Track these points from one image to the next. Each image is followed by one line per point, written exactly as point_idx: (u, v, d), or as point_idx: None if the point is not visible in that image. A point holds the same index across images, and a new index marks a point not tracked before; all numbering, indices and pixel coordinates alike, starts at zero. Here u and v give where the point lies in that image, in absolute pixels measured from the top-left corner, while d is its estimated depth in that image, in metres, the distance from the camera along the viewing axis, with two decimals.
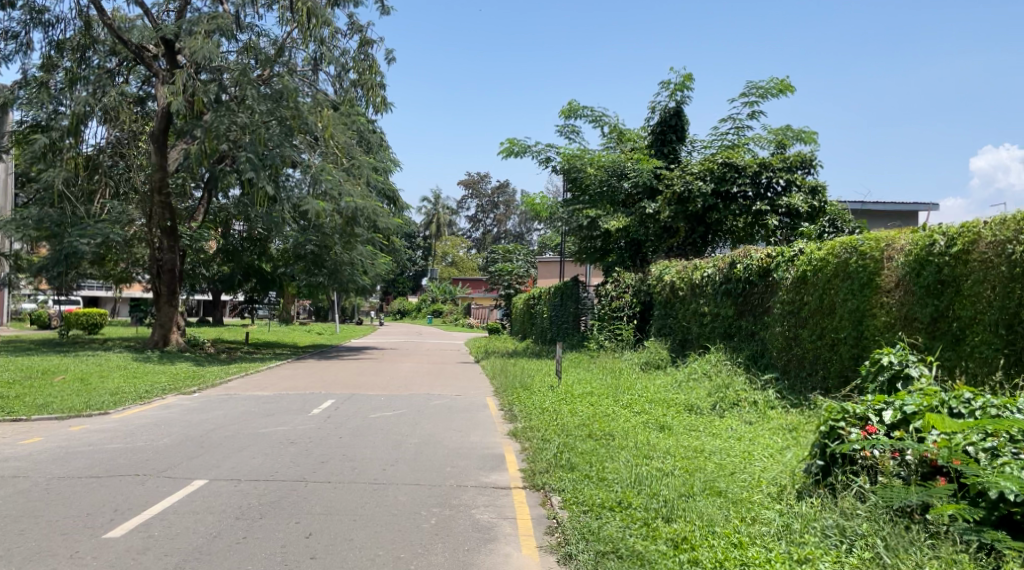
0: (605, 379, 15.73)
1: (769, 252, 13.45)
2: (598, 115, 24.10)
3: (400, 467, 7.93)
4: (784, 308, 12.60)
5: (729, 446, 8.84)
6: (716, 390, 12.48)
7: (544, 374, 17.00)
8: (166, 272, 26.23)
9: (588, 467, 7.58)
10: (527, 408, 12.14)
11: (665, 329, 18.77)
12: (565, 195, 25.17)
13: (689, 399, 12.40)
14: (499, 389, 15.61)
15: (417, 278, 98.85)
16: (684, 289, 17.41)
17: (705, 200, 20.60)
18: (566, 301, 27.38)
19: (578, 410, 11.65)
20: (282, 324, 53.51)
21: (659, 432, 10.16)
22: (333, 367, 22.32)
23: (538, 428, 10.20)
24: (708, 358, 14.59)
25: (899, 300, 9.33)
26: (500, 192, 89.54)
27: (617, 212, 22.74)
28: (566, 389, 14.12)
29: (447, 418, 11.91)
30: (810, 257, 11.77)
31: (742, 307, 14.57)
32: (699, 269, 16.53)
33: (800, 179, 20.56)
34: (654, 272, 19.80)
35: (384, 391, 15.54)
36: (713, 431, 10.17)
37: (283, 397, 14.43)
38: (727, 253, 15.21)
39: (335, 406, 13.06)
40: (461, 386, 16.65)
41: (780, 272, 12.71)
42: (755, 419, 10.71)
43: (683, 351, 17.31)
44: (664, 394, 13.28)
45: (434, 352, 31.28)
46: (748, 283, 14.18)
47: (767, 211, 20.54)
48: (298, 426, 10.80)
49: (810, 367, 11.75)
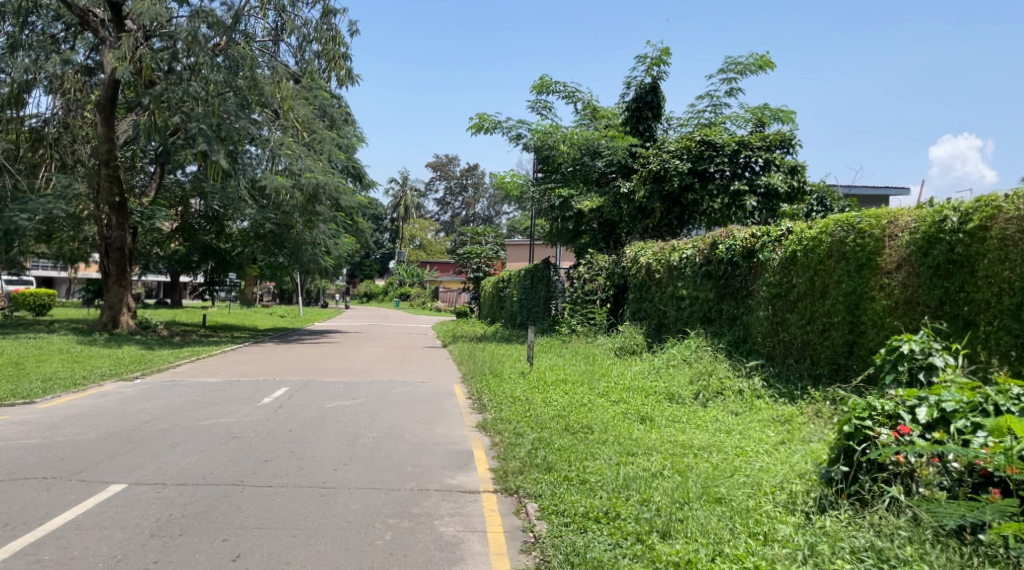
0: (579, 366, 14.90)
1: (754, 231, 12.66)
2: (571, 91, 23.13)
3: (354, 467, 6.99)
4: (770, 292, 11.83)
5: (718, 441, 8.07)
6: (697, 377, 11.69)
7: (514, 360, 16.10)
8: (116, 251, 24.85)
9: (568, 467, 6.72)
10: (496, 397, 11.24)
11: (640, 314, 18.01)
12: (537, 174, 24.23)
13: (669, 387, 11.61)
14: (467, 376, 14.69)
15: (384, 261, 97.33)
16: (661, 272, 16.62)
17: (682, 179, 19.78)
18: (537, 284, 26.52)
19: (552, 400, 10.79)
20: (244, 308, 51.85)
21: (640, 424, 9.33)
22: (292, 352, 21.20)
23: (509, 420, 9.32)
24: (688, 344, 13.80)
25: (901, 282, 8.59)
26: (469, 175, 88.37)
27: (590, 191, 22.08)
28: (539, 376, 13.25)
29: (411, 408, 10.96)
30: (800, 236, 10.99)
31: (723, 290, 13.81)
32: (678, 251, 15.71)
33: (780, 159, 19.78)
34: (630, 253, 19.00)
35: (344, 377, 14.54)
36: (698, 423, 9.42)
37: (233, 383, 13.36)
38: (708, 233, 14.42)
39: (288, 394, 12.03)
40: (426, 373, 15.70)
41: (768, 252, 11.93)
42: (740, 410, 9.99)
43: (660, 336, 16.52)
44: (642, 381, 12.49)
45: (400, 335, 30.23)
46: (731, 265, 13.41)
47: (746, 191, 19.74)
48: (244, 417, 9.78)
49: (798, 354, 11.04)
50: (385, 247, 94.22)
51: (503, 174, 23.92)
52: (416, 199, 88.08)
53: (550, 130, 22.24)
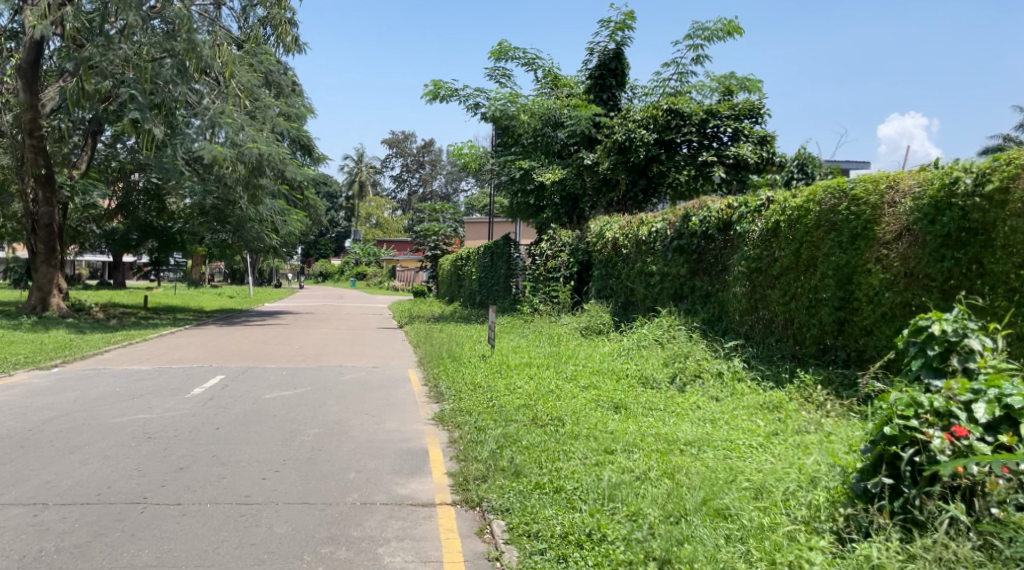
0: (543, 347, 13.95)
1: (730, 201, 11.80)
2: (531, 58, 21.96)
3: (286, 476, 5.92)
4: (749, 267, 10.98)
5: (702, 432, 7.21)
6: (670, 359, 10.82)
7: (473, 342, 15.08)
8: (43, 228, 23.06)
9: (539, 472, 5.76)
10: (455, 384, 10.23)
11: (605, 291, 17.15)
12: (496, 145, 23.10)
13: (642, 370, 10.73)
14: (423, 360, 13.63)
15: (339, 240, 95.15)
16: (628, 247, 15.73)
17: (648, 150, 18.81)
18: (497, 262, 25.49)
19: (517, 387, 9.81)
20: (190, 288, 49.80)
21: (614, 414, 8.41)
22: (235, 335, 19.85)
23: (470, 412, 8.31)
24: (658, 322, 12.96)
25: (902, 252, 7.76)
26: (426, 151, 86.61)
27: (553, 163, 21.09)
28: (501, 359, 12.27)
29: (360, 398, 9.87)
30: (783, 205, 10.15)
31: (696, 265, 12.94)
32: (648, 224, 14.79)
33: (749, 128, 18.97)
34: (595, 228, 18.09)
35: (288, 363, 13.35)
36: (673, 411, 8.56)
37: (163, 372, 12.09)
38: (680, 205, 13.53)
39: (223, 383, 10.83)
40: (379, 357, 14.59)
41: (747, 225, 11.06)
42: (719, 396, 9.17)
43: (628, 315, 15.66)
44: (612, 363, 11.60)
45: (354, 316, 28.95)
46: (705, 238, 12.54)
47: (714, 162, 18.99)
48: (167, 412, 8.60)
49: (779, 333, 10.26)
50: (340, 225, 92.09)
51: (461, 146, 22.70)
52: (372, 176, 85.99)
53: (510, 98, 21.05)
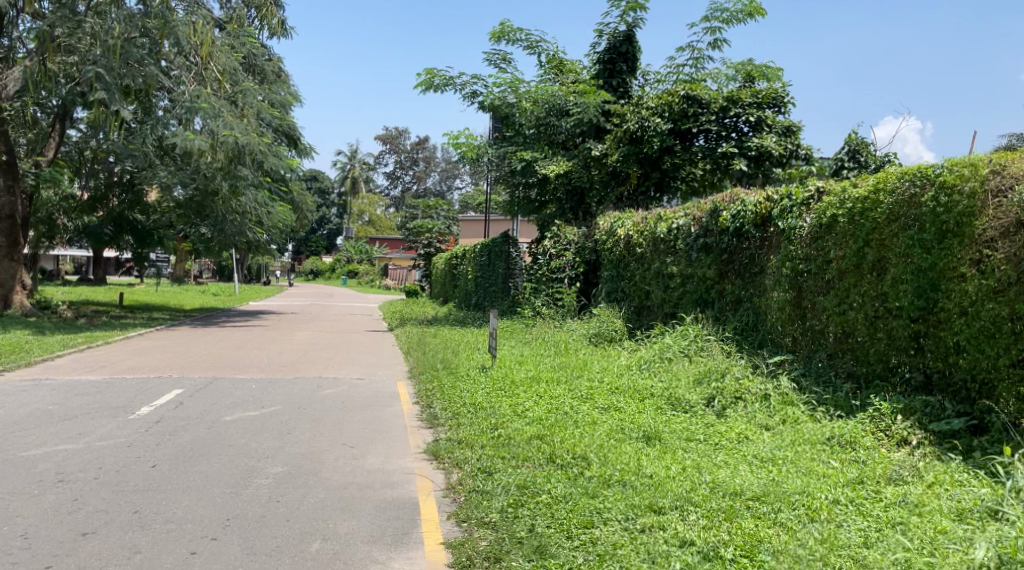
0: (549, 358, 12.40)
1: (769, 193, 10.27)
2: (534, 42, 20.42)
3: (225, 550, 4.40)
4: (794, 269, 9.46)
5: (764, 477, 5.71)
6: (700, 376, 9.25)
7: (471, 351, 13.49)
8: (5, 220, 21.36)
9: (572, 549, 4.31)
10: (451, 405, 8.66)
11: (616, 294, 15.63)
12: (496, 136, 21.52)
13: (669, 389, 9.18)
14: (415, 371, 12.05)
15: (332, 237, 93.28)
16: (643, 246, 14.20)
17: (662, 141, 17.19)
18: (495, 261, 23.89)
19: (525, 410, 8.25)
20: (174, 285, 47.94)
21: (648, 450, 6.86)
22: (210, 338, 18.23)
23: (471, 444, 6.77)
24: (682, 330, 11.40)
25: (1010, 254, 6.34)
26: (421, 149, 84.86)
27: (557, 154, 19.57)
28: (504, 373, 10.69)
29: (338, 421, 8.29)
30: (840, 196, 8.64)
31: (726, 267, 11.40)
32: (667, 220, 13.21)
33: (772, 117, 17.36)
34: (604, 225, 16.55)
35: (261, 374, 11.74)
36: (718, 447, 7.03)
37: (113, 385, 10.45)
38: (706, 199, 11.99)
39: (178, 400, 9.22)
40: (365, 366, 12.97)
41: (793, 220, 9.51)
42: (770, 428, 7.65)
43: (642, 321, 14.16)
44: (632, 379, 10.05)
45: (342, 316, 27.28)
46: (737, 236, 11.00)
47: (735, 154, 17.40)
48: (96, 440, 7.01)
49: (830, 348, 8.76)
50: (332, 221, 90.17)
51: (457, 135, 20.95)
52: (365, 173, 84.13)
53: (511, 86, 19.62)
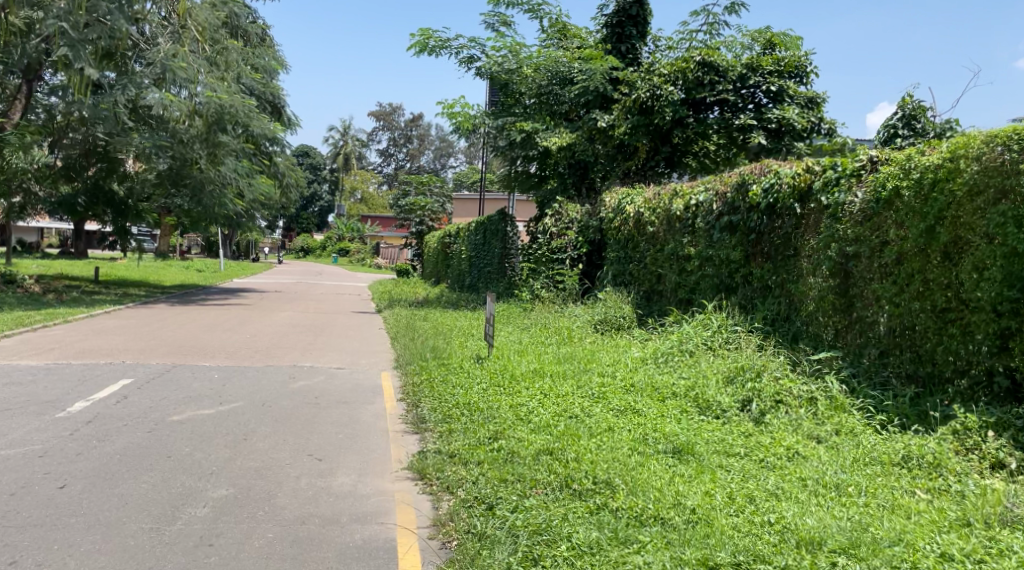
0: (551, 348, 11.13)
1: (810, 163, 8.97)
2: (536, 4, 19.00)
3: None
4: (841, 253, 8.18)
5: (841, 513, 4.48)
6: (730, 373, 7.99)
7: (464, 337, 12.20)
8: None
9: None
10: (441, 405, 7.39)
11: (622, 278, 14.35)
12: (493, 105, 20.12)
13: (694, 389, 7.92)
14: (400, 360, 10.75)
15: (323, 215, 91.47)
16: (655, 225, 12.89)
17: (675, 112, 15.78)
18: (490, 240, 22.56)
19: (529, 414, 6.99)
20: (157, 261, 46.40)
21: (680, 469, 5.63)
22: (182, 317, 16.89)
23: (465, 461, 5.52)
24: (703, 319, 10.10)
25: None
26: (415, 125, 82.87)
27: (559, 126, 18.14)
28: (503, 366, 9.40)
29: (307, 423, 7.01)
30: (903, 166, 7.34)
31: (753, 248, 10.10)
32: (685, 196, 11.88)
33: (794, 88, 15.99)
34: (610, 202, 15.21)
35: (228, 361, 10.44)
36: (765, 467, 5.79)
37: (53, 371, 9.14)
38: (731, 172, 10.69)
39: (123, 393, 7.93)
40: (347, 354, 11.67)
41: (842, 194, 8.22)
42: (823, 440, 6.40)
43: (652, 308, 12.88)
44: (650, 375, 8.77)
45: (328, 296, 25.91)
46: (768, 212, 9.70)
47: (753, 127, 16.06)
48: (3, 447, 5.76)
49: (882, 343, 7.50)
50: (323, 199, 88.43)
51: (452, 105, 19.46)
52: (357, 149, 82.41)
53: (510, 50, 18.29)
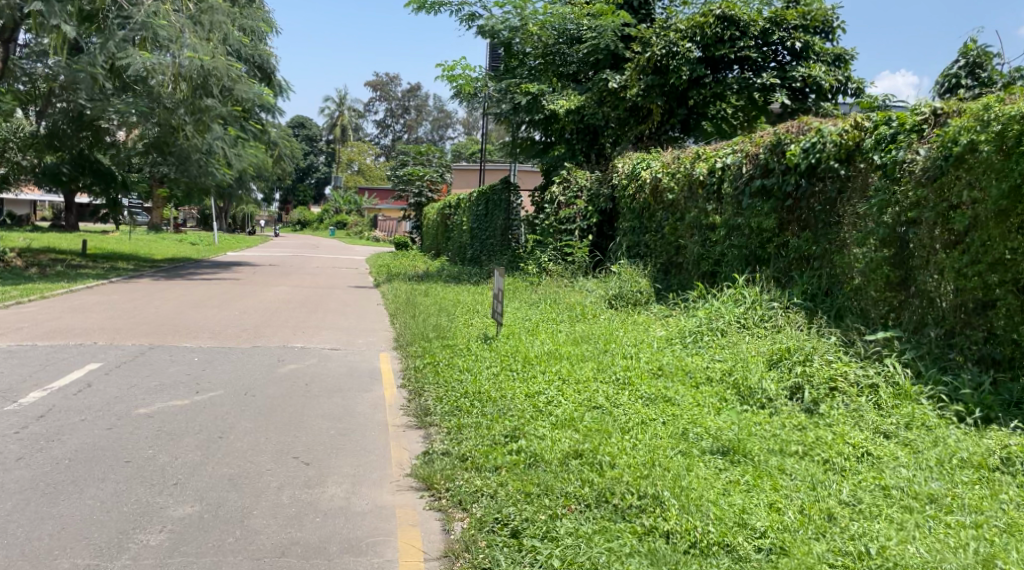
0: (564, 326, 10.23)
1: (859, 120, 7.99)
2: None
3: None
4: (897, 219, 7.24)
5: (951, 539, 3.62)
6: (773, 355, 7.08)
7: (469, 314, 11.30)
8: None
9: None
10: (447, 395, 6.51)
11: (636, 249, 13.41)
12: (497, 67, 19.03)
13: (733, 373, 7.02)
14: (401, 339, 9.84)
15: (320, 187, 90.12)
16: (675, 191, 11.91)
17: (692, 70, 14.83)
18: (493, 211, 21.56)
19: (549, 405, 6.12)
20: (150, 234, 45.38)
21: (734, 475, 4.75)
22: (169, 292, 15.96)
23: (482, 469, 4.65)
24: (732, 294, 9.17)
25: None
26: (412, 95, 81.18)
27: (566, 88, 17.09)
28: (514, 347, 8.51)
29: (294, 415, 6.12)
30: (980, 119, 6.37)
31: (789, 216, 9.16)
32: (710, 159, 10.89)
33: (821, 43, 14.93)
34: (624, 168, 14.21)
35: (212, 341, 9.53)
36: (833, 472, 4.90)
37: (15, 355, 8.22)
38: (764, 132, 9.71)
39: (87, 380, 7.02)
40: (343, 332, 10.76)
41: (899, 152, 7.26)
42: (892, 436, 5.51)
43: (670, 281, 11.96)
44: (679, 357, 7.86)
45: (324, 269, 24.94)
46: (807, 175, 8.75)
47: (776, 86, 15.01)
48: None
49: (947, 322, 6.61)
50: (319, 170, 87.00)
51: (453, 67, 18.31)
52: (354, 120, 80.90)
53: (515, 7, 17.19)
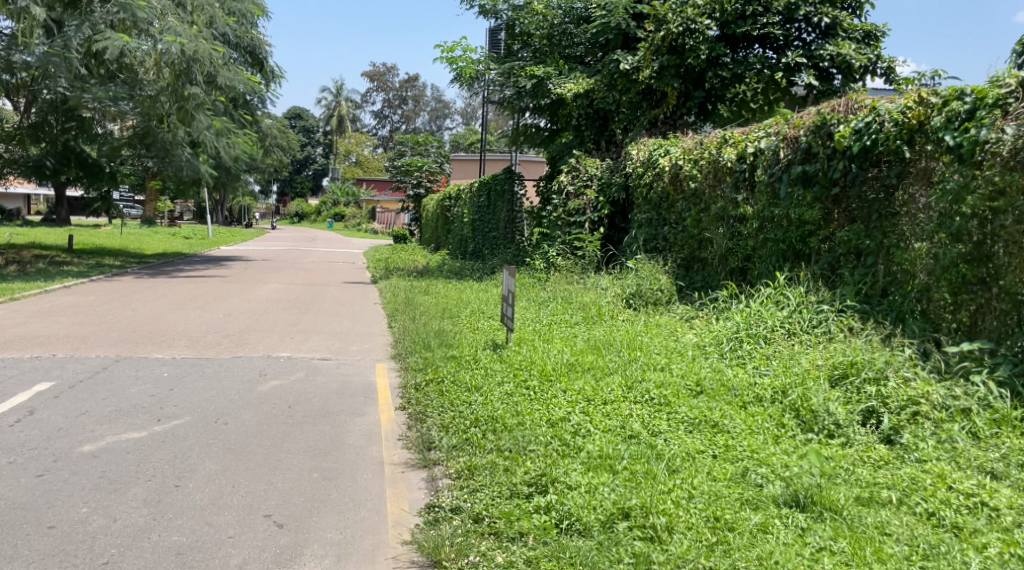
0: (581, 331, 9.21)
1: (924, 95, 6.93)
2: None
3: None
4: (975, 211, 6.20)
5: None
6: (835, 369, 6.06)
7: (475, 317, 10.27)
8: None
9: None
10: (455, 423, 5.49)
11: (654, 242, 12.36)
12: (500, 49, 17.95)
13: (788, 392, 5.99)
14: (399, 347, 8.81)
15: (317, 178, 88.94)
16: (698, 179, 10.85)
17: (710, 49, 13.73)
18: (496, 203, 20.47)
19: (578, 437, 5.09)
20: (143, 228, 44.31)
21: (826, 540, 3.74)
22: (153, 292, 14.93)
23: (505, 540, 3.66)
24: (772, 295, 8.14)
25: None
26: (410, 85, 79.87)
27: (574, 70, 16.04)
28: (528, 358, 7.48)
29: (270, 452, 5.10)
30: None
31: (837, 206, 8.11)
32: (740, 143, 9.83)
33: (849, 20, 13.78)
34: (639, 155, 13.14)
35: (186, 352, 8.49)
36: (944, 531, 3.92)
37: None
38: (806, 111, 8.64)
39: (31, 405, 5.99)
40: (334, 338, 9.72)
41: (978, 132, 6.22)
42: (1003, 477, 4.48)
43: (694, 278, 10.92)
44: (719, 370, 6.82)
45: (320, 265, 23.87)
46: (861, 160, 7.68)
47: (802, 66, 13.94)
48: None
49: None
50: (316, 161, 85.69)
51: (453, 48, 17.20)
52: (351, 111, 79.56)
53: None
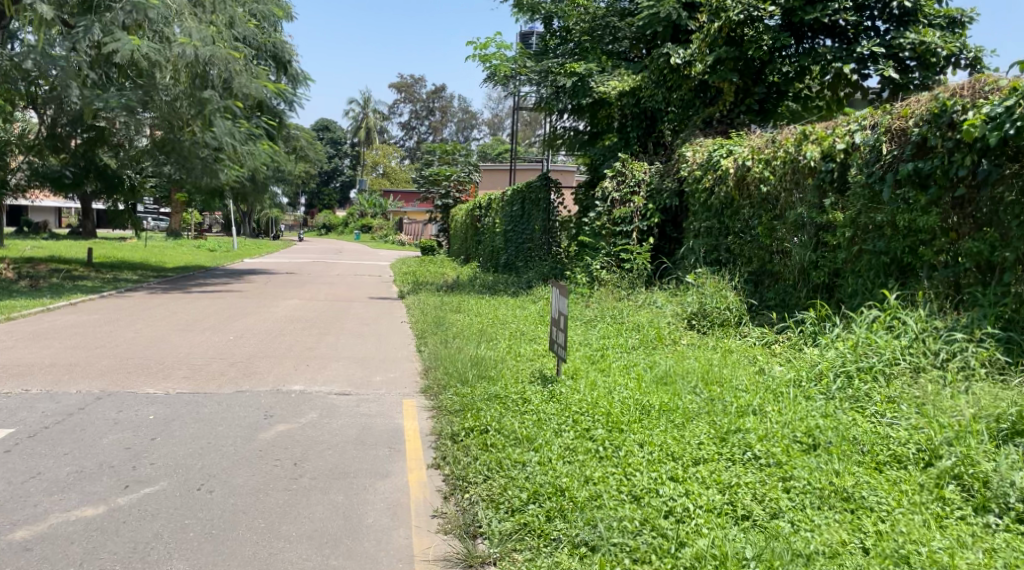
0: (644, 360, 7.81)
1: None
2: None
3: None
4: None
5: None
6: (999, 424, 4.65)
7: (516, 340, 8.95)
8: None
9: None
10: (510, 496, 4.18)
11: (715, 254, 10.96)
12: (536, 46, 16.73)
13: (940, 452, 4.59)
14: (430, 379, 7.48)
15: (345, 190, 88.52)
16: (771, 180, 9.42)
17: (774, 39, 12.33)
18: (531, 212, 19.20)
19: (681, 525, 3.76)
20: (170, 241, 43.73)
21: None
22: (164, 309, 13.84)
23: None
24: (881, 318, 6.71)
25: None
26: (437, 96, 79.19)
27: (618, 68, 14.88)
28: (588, 397, 6.12)
29: (265, 540, 3.83)
30: None
31: (961, 211, 6.68)
32: (825, 139, 8.40)
33: (931, 5, 12.36)
34: (696, 157, 11.79)
35: (181, 385, 7.23)
36: None
37: None
38: (915, 97, 7.22)
39: None
40: (355, 366, 8.43)
41: None
42: None
43: (766, 295, 9.49)
44: (832, 417, 5.39)
45: (344, 279, 22.71)
46: (999, 154, 6.26)
47: (878, 57, 12.47)
48: None
49: None
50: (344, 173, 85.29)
51: (486, 45, 15.99)
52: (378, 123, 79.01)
53: None
